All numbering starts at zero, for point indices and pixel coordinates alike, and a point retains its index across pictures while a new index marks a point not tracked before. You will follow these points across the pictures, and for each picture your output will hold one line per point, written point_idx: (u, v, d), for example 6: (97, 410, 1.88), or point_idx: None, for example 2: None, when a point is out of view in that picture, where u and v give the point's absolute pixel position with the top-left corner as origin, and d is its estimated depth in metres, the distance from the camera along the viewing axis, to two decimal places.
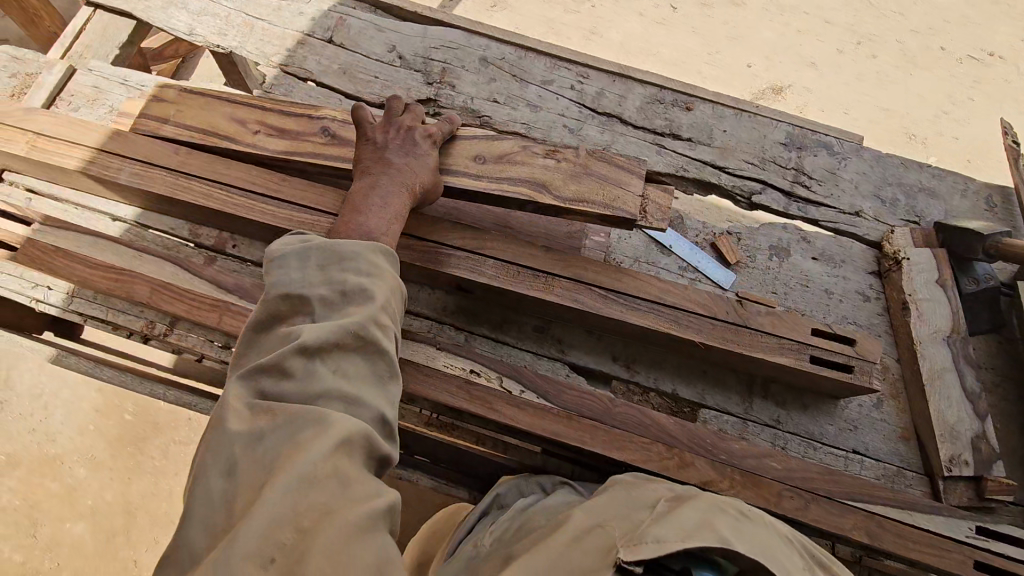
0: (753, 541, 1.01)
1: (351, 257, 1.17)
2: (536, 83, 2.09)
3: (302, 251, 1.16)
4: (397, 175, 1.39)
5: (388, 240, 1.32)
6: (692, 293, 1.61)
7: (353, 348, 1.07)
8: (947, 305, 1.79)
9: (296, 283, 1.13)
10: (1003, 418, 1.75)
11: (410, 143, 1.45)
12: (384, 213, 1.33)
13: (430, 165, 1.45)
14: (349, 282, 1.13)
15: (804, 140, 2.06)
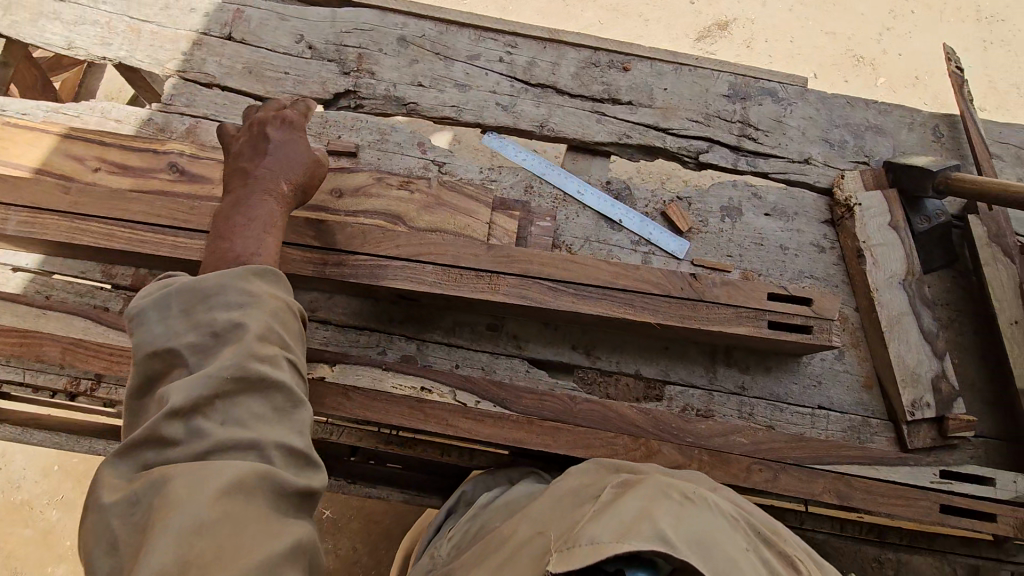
0: (695, 536, 0.84)
1: (216, 291, 1.05)
2: (462, 59, 1.94)
3: (159, 299, 1.04)
4: (265, 184, 1.32)
5: (268, 252, 1.24)
6: (645, 273, 1.55)
7: (235, 389, 0.97)
8: (901, 247, 1.77)
9: (161, 337, 1.02)
10: (960, 353, 1.77)
11: (275, 142, 1.38)
12: (257, 227, 1.25)
13: (300, 160, 1.38)
14: (218, 320, 1.02)
15: (748, 90, 1.98)
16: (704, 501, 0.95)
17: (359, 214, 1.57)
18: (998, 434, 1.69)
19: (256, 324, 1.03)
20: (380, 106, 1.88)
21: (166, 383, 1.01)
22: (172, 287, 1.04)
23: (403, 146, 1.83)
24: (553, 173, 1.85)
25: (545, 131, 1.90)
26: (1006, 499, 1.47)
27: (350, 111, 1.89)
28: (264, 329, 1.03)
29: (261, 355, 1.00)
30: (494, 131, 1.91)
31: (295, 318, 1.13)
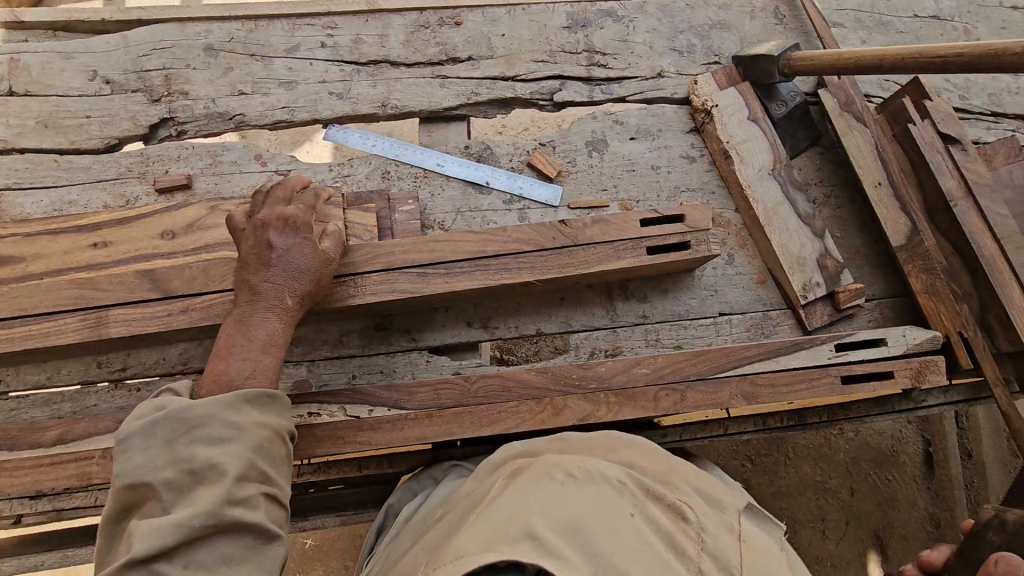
0: (564, 520, 0.99)
1: (201, 423, 1.07)
2: (280, 55, 1.78)
3: (143, 426, 1.05)
4: (269, 299, 1.26)
5: (265, 378, 1.20)
6: (513, 232, 1.50)
7: (212, 530, 1.00)
8: (764, 137, 1.77)
9: (141, 469, 1.03)
10: (840, 225, 1.81)
11: (281, 247, 1.29)
12: (253, 350, 1.21)
13: (304, 264, 1.30)
14: (197, 457, 1.04)
15: (587, 16, 1.89)
16: (588, 480, 1.09)
17: (201, 251, 1.46)
18: (887, 293, 1.76)
19: (236, 464, 1.05)
20: (204, 127, 1.73)
21: (139, 514, 1.04)
22: (157, 417, 1.05)
23: (240, 164, 1.70)
24: (406, 153, 1.75)
25: (389, 109, 1.78)
26: (900, 353, 1.53)
27: (172, 139, 1.73)
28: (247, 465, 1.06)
29: (238, 498, 1.03)
30: (336, 124, 1.78)
31: (278, 443, 1.16)
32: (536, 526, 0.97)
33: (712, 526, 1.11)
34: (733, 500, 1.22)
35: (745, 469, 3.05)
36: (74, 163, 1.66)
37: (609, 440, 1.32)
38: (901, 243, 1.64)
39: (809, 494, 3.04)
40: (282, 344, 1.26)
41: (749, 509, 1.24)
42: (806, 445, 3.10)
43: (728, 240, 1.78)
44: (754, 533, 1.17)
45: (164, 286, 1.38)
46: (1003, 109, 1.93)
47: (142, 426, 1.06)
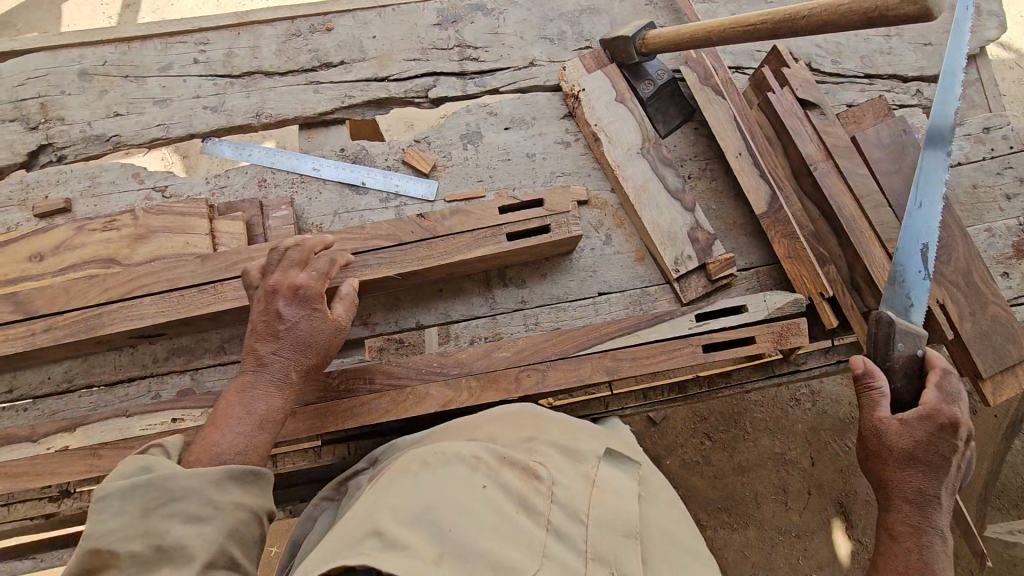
0: (413, 511, 1.05)
1: (183, 494, 1.11)
2: (154, 74, 1.83)
3: (124, 487, 1.09)
4: (273, 374, 1.30)
5: (258, 453, 1.25)
6: (373, 229, 1.55)
7: None
8: (632, 117, 1.79)
9: (109, 536, 1.06)
10: (718, 196, 1.82)
11: (291, 320, 1.32)
12: (249, 424, 1.25)
13: (313, 337, 1.33)
14: (169, 532, 1.07)
15: (456, 12, 1.92)
16: (438, 464, 1.14)
17: (69, 271, 1.51)
18: (766, 261, 1.76)
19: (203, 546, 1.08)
20: (82, 150, 1.78)
21: None
22: (140, 482, 1.09)
23: (116, 184, 1.73)
24: (281, 160, 1.79)
25: (264, 119, 1.83)
26: (761, 318, 1.57)
27: (51, 164, 1.77)
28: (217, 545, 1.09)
29: None
30: (213, 137, 1.82)
31: (257, 524, 1.18)
32: (381, 523, 1.03)
33: (566, 479, 1.17)
34: (591, 447, 1.26)
35: (702, 447, 3.02)
36: None
37: (478, 418, 1.36)
38: (763, 211, 1.68)
39: (767, 466, 2.99)
40: (281, 419, 1.31)
41: (610, 454, 1.28)
42: (762, 418, 3.05)
43: (604, 221, 1.80)
44: (614, 474, 1.23)
45: (29, 307, 1.44)
46: (876, 71, 1.95)
47: (121, 487, 1.09)
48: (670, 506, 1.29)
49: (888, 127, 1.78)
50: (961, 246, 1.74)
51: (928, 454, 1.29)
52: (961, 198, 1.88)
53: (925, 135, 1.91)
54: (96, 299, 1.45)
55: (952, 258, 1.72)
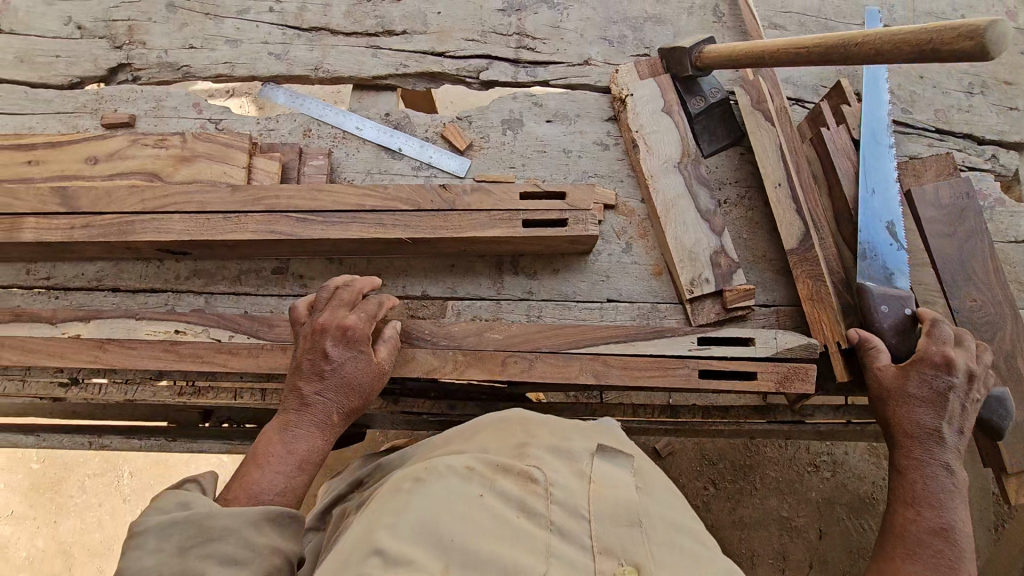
0: (410, 525, 0.94)
1: (221, 535, 1.05)
2: (232, 16, 1.94)
3: (163, 524, 1.05)
4: (318, 414, 1.29)
5: (295, 493, 1.22)
6: (394, 191, 1.58)
7: None
8: (675, 131, 1.75)
9: None
10: (751, 226, 1.75)
11: (337, 361, 1.31)
12: (291, 463, 1.23)
13: (357, 378, 1.32)
14: (208, 571, 1.01)
15: (522, 1, 1.95)
16: (433, 478, 1.02)
17: (116, 178, 1.63)
18: (788, 301, 1.68)
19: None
20: (155, 74, 1.90)
21: None
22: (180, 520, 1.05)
23: (178, 110, 1.85)
24: (328, 113, 1.86)
25: (321, 73, 1.91)
26: (768, 355, 1.49)
27: (125, 83, 1.91)
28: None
29: None
30: (272, 81, 1.91)
31: (291, 570, 1.11)
32: (382, 538, 0.92)
33: (561, 474, 1.06)
34: (583, 444, 1.14)
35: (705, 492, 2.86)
36: (38, 95, 1.87)
37: (471, 429, 1.24)
38: (792, 247, 1.60)
39: (771, 529, 2.82)
40: (320, 460, 1.28)
41: (602, 450, 1.14)
42: (775, 479, 2.86)
43: (628, 230, 1.77)
44: (608, 468, 1.11)
45: (72, 201, 1.55)
46: (949, 127, 1.82)
47: (162, 523, 1.05)
48: (668, 491, 1.15)
49: (949, 187, 1.67)
50: (1009, 324, 1.58)
51: (926, 391, 1.36)
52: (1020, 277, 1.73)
53: (991, 204, 1.77)
54: (131, 207, 1.55)
55: (996, 336, 1.57)
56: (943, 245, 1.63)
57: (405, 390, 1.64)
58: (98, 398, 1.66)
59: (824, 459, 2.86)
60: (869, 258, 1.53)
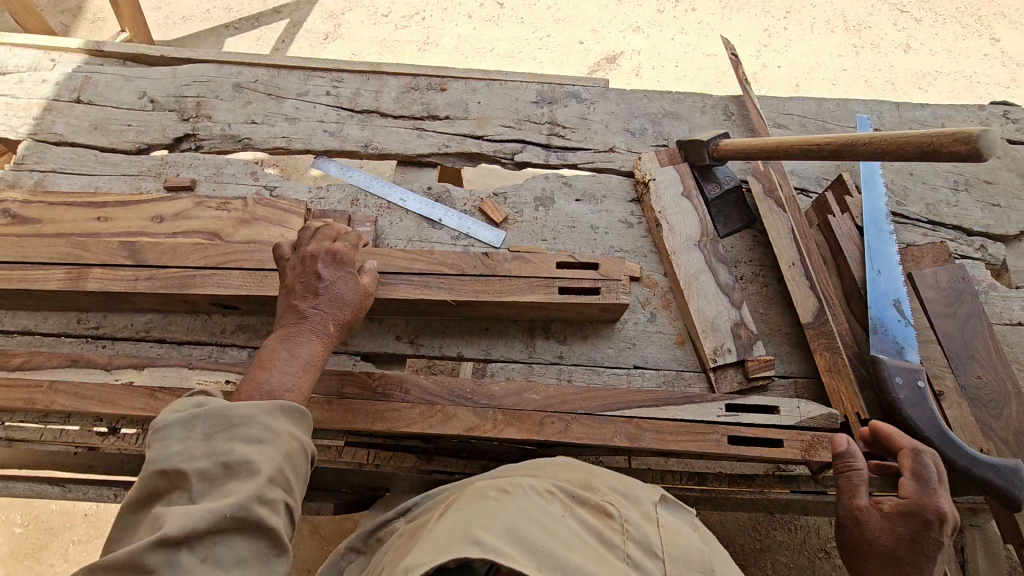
0: (504, 526, 1.02)
1: (242, 421, 1.14)
2: (291, 97, 2.14)
3: (185, 418, 1.13)
4: (313, 317, 1.38)
5: (301, 393, 1.28)
6: (439, 257, 1.70)
7: (231, 528, 1.03)
8: (695, 213, 1.92)
9: (174, 456, 1.09)
10: (767, 301, 1.87)
11: (328, 279, 1.43)
12: (293, 363, 1.30)
13: (347, 295, 1.44)
14: (234, 450, 1.10)
15: (554, 95, 2.18)
16: (520, 492, 1.11)
17: (180, 236, 1.74)
18: (806, 373, 1.77)
19: (265, 461, 1.11)
20: (218, 144, 2.07)
21: (165, 501, 1.08)
22: (202, 410, 1.14)
23: (236, 177, 2.01)
24: (375, 185, 2.02)
25: (370, 149, 2.08)
26: (793, 423, 1.57)
27: (189, 151, 2.07)
28: (277, 464, 1.12)
29: (266, 499, 1.07)
30: (325, 155, 2.08)
31: (307, 449, 1.21)
32: (478, 532, 0.99)
33: (634, 517, 1.18)
34: (649, 494, 1.27)
35: None
36: (106, 159, 2.02)
37: (538, 464, 1.33)
38: (808, 321, 1.72)
39: None
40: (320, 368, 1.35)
41: (665, 502, 1.29)
42: (787, 565, 2.79)
43: (652, 301, 1.89)
44: (673, 519, 1.25)
45: (139, 256, 1.65)
46: (940, 218, 2.01)
47: (182, 417, 1.13)
48: (724, 554, 1.26)
49: (947, 272, 1.82)
50: (1015, 401, 1.67)
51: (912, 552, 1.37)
52: (1019, 357, 1.84)
53: (985, 288, 1.92)
54: (194, 263, 1.65)
55: (1003, 414, 1.66)
56: (946, 325, 1.76)
57: (439, 448, 1.68)
58: (132, 449, 1.69)
59: (835, 544, 2.82)
60: (880, 331, 1.64)
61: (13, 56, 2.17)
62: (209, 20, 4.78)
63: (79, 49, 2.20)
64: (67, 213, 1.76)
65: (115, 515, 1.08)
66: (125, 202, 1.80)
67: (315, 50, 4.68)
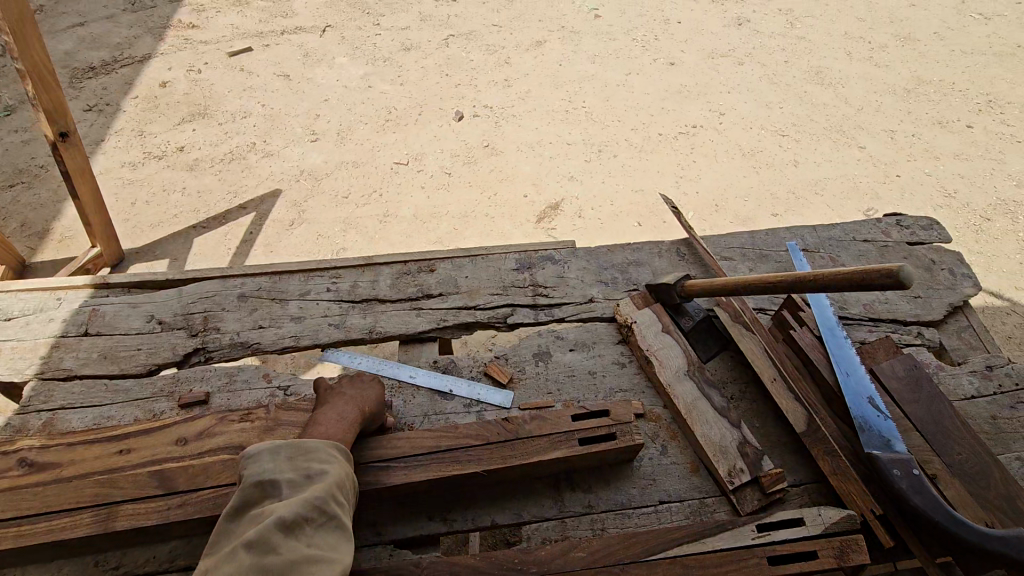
0: None
1: (315, 449, 1.48)
2: (295, 297, 2.33)
3: (273, 447, 1.45)
4: (352, 396, 1.79)
5: (346, 440, 1.64)
6: (463, 429, 1.81)
7: (319, 518, 1.33)
8: (677, 345, 2.16)
9: (268, 472, 1.40)
10: (760, 416, 2.06)
11: (364, 377, 1.90)
12: (341, 424, 1.67)
13: (379, 386, 1.88)
14: (313, 467, 1.44)
15: (531, 261, 2.48)
16: None
17: (207, 453, 1.78)
18: (814, 479, 1.90)
19: (336, 474, 1.45)
20: (227, 353, 2.18)
21: (258, 507, 1.36)
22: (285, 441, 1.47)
23: (249, 382, 2.10)
24: (384, 368, 2.15)
25: (374, 334, 2.25)
26: (820, 532, 1.67)
27: (199, 364, 2.17)
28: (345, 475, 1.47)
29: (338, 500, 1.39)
30: (333, 347, 2.25)
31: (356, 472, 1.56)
32: None
33: None
34: None
35: None
36: (117, 386, 2.07)
37: None
38: (803, 429, 1.90)
39: None
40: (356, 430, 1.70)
41: None
42: None
43: (660, 434, 2.03)
44: None
45: (169, 483, 1.67)
46: (878, 315, 2.33)
47: (270, 445, 1.45)
48: None
49: (900, 362, 2.09)
50: (996, 469, 1.86)
51: None
52: (985, 426, 2.07)
53: (935, 369, 2.19)
54: (227, 480, 1.68)
55: (991, 483, 1.84)
56: (917, 410, 1.99)
57: None
58: None
59: None
60: (867, 429, 1.83)
61: (19, 300, 2.28)
62: (177, 223, 5.07)
63: (84, 285, 2.34)
64: (89, 451, 1.78)
65: (217, 524, 1.33)
66: (147, 431, 1.83)
67: (282, 236, 5.00)
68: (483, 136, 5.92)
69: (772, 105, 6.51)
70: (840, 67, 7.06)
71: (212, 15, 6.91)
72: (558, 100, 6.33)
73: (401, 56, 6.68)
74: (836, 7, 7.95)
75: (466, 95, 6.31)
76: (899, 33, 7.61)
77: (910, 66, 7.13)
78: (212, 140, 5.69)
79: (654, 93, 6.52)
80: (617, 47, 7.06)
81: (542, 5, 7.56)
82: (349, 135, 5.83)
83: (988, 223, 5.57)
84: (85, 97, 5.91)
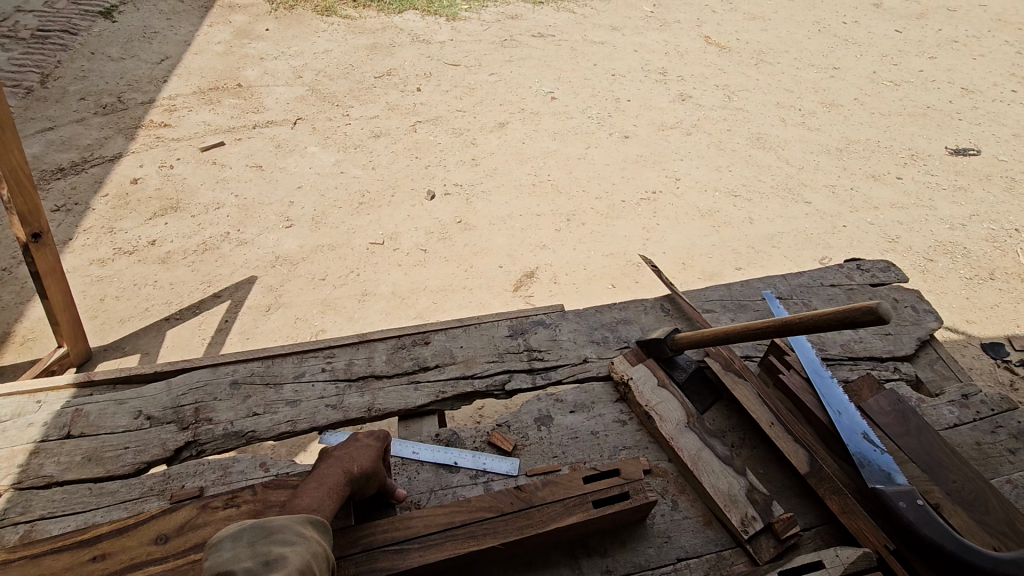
0: None
1: (280, 530, 1.37)
2: (290, 380, 2.31)
3: (235, 531, 1.34)
4: (338, 460, 1.71)
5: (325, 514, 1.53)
6: (475, 502, 1.78)
7: None
8: (674, 398, 2.21)
9: (227, 559, 1.28)
10: (762, 461, 2.10)
11: (358, 440, 1.82)
12: (320, 492, 1.58)
13: (371, 450, 1.78)
14: (273, 549, 1.30)
15: (523, 326, 2.55)
16: None
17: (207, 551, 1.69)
18: (823, 520, 1.92)
19: (297, 557, 1.30)
20: (221, 444, 2.12)
21: None
22: (249, 522, 1.36)
23: (246, 472, 2.02)
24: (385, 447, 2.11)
25: (373, 411, 2.23)
26: (840, 572, 1.67)
27: (190, 459, 2.08)
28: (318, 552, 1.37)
29: None
30: (331, 429, 2.22)
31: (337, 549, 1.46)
32: None
33: None
34: None
35: None
36: (104, 488, 1.96)
37: None
38: (807, 470, 1.94)
39: None
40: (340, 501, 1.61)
41: None
42: None
43: (669, 489, 2.03)
44: None
45: None
46: (857, 354, 2.46)
47: (235, 528, 1.35)
48: None
49: (885, 397, 2.19)
50: (991, 494, 1.93)
51: None
52: (973, 453, 2.15)
53: (918, 401, 2.30)
54: None
55: (989, 507, 1.90)
56: (908, 442, 2.06)
57: None
58: None
59: None
60: (867, 465, 1.88)
61: None
62: (149, 317, 4.96)
63: (65, 384, 2.24)
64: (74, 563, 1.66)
65: None
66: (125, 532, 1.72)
67: (259, 322, 4.95)
68: (455, 212, 6.13)
69: (721, 169, 7.01)
70: (778, 132, 7.72)
71: (185, 114, 7.13)
72: (524, 175, 6.67)
73: (371, 143, 6.98)
74: (766, 81, 8.79)
75: (436, 175, 6.58)
76: (824, 100, 8.44)
77: (838, 128, 7.86)
78: (185, 232, 5.71)
79: (613, 163, 6.95)
80: (574, 124, 7.57)
81: (501, 90, 8.11)
82: (324, 219, 5.95)
83: (932, 263, 5.99)
84: (53, 197, 5.89)
